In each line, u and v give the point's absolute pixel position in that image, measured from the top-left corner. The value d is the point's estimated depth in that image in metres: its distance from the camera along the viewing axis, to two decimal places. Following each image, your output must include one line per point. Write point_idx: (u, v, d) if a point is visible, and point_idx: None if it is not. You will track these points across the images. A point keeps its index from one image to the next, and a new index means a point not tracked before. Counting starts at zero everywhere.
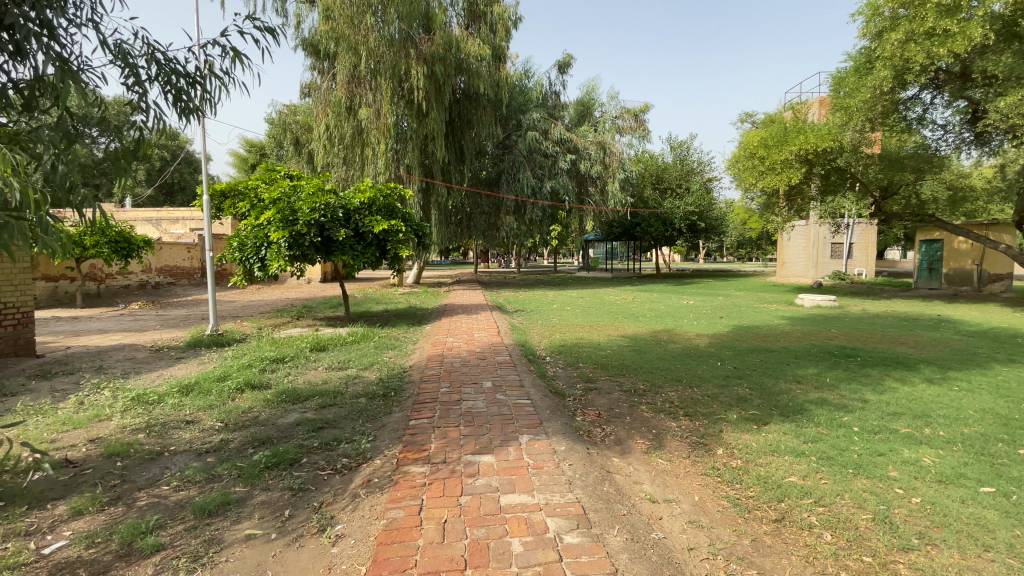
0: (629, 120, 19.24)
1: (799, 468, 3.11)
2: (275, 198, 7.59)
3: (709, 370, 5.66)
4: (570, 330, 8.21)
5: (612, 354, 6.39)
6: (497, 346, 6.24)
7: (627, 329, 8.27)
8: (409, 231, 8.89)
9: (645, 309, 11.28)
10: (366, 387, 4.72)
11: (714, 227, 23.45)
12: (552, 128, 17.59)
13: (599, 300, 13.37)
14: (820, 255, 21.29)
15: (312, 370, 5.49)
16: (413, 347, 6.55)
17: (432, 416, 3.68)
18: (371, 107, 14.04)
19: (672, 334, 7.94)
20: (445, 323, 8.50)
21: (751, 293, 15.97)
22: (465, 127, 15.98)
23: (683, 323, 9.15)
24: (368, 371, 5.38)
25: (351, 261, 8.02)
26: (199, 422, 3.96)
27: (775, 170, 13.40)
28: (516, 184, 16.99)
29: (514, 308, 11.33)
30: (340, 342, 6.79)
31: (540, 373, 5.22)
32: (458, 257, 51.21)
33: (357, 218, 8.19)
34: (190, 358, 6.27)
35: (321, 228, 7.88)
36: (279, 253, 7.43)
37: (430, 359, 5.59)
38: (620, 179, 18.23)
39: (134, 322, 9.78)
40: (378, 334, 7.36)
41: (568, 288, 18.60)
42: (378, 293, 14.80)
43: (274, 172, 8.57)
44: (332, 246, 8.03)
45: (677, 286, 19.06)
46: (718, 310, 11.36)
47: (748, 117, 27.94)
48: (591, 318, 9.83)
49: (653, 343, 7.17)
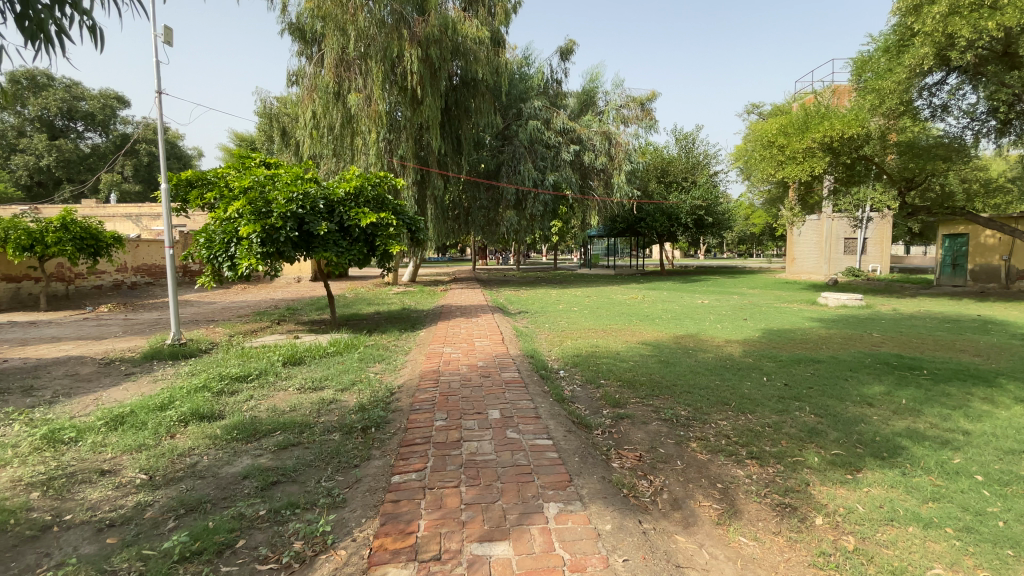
0: (635, 110, 18.14)
1: (940, 551, 2.25)
2: (246, 187, 6.62)
3: (756, 387, 4.76)
4: (582, 336, 7.28)
5: (637, 367, 5.46)
6: (502, 358, 5.29)
7: (645, 335, 7.35)
8: (400, 225, 7.95)
9: (659, 310, 10.36)
10: (343, 418, 3.79)
11: (721, 222, 22.56)
12: (554, 117, 16.60)
13: (607, 300, 12.42)
14: (834, 250, 20.61)
15: (280, 393, 4.54)
16: (404, 359, 5.62)
17: (423, 468, 2.74)
18: (361, 92, 13.05)
19: (698, 340, 7.04)
20: (441, 328, 7.53)
21: (767, 291, 15.05)
22: (462, 116, 15.03)
23: (706, 326, 8.24)
24: (347, 394, 4.44)
25: (335, 259, 7.08)
26: (117, 475, 3.01)
27: (796, 160, 12.48)
28: (517, 176, 16.04)
29: (517, 310, 10.41)
30: (319, 355, 5.83)
31: (555, 394, 4.29)
32: (455, 255, 50.36)
33: (342, 210, 7.29)
34: (141, 375, 5.31)
35: (300, 221, 6.94)
36: (251, 250, 6.45)
37: (422, 377, 4.63)
38: (626, 171, 17.21)
39: (95, 327, 8.78)
40: (363, 344, 6.41)
41: (572, 287, 17.65)
42: (371, 293, 13.83)
43: (247, 160, 7.59)
44: (313, 241, 7.09)
45: (686, 283, 18.16)
46: (738, 310, 10.49)
47: (753, 109, 27.02)
48: (602, 320, 8.91)
49: (680, 352, 6.26)
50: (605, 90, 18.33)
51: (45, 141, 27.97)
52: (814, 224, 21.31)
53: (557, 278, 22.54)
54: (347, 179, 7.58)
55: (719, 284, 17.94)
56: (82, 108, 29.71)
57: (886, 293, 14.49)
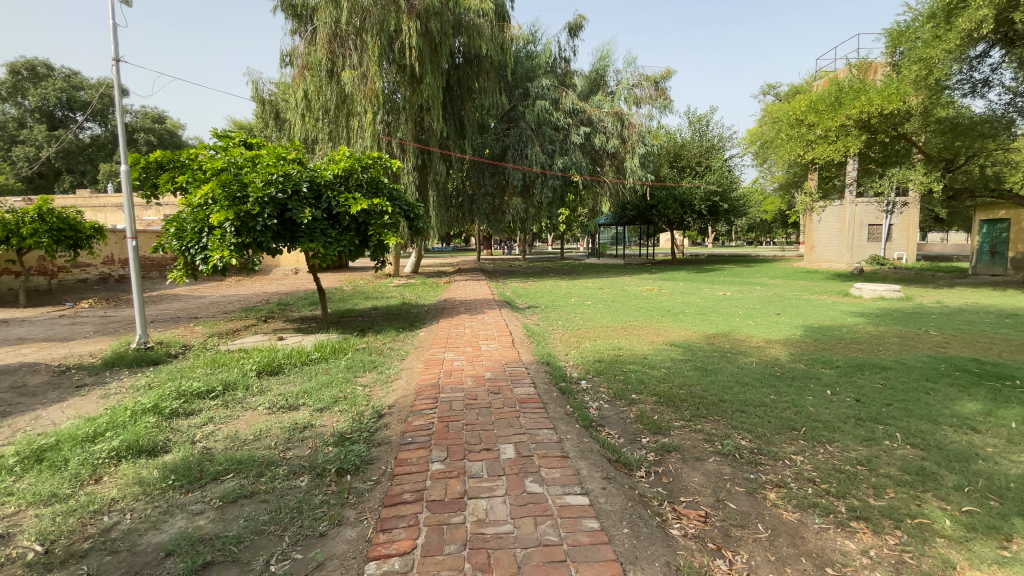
0: (649, 88, 17.00)
1: None
2: (219, 168, 5.80)
3: (822, 405, 3.95)
4: (602, 336, 6.45)
5: (672, 376, 4.63)
6: (514, 368, 4.43)
7: (673, 334, 6.52)
8: (397, 212, 7.12)
9: (681, 304, 9.50)
10: (317, 453, 2.98)
11: (736, 208, 21.57)
12: (563, 97, 15.63)
13: (622, 292, 11.57)
14: (858, 237, 19.60)
15: (245, 414, 3.74)
16: (399, 368, 4.83)
17: (412, 550, 1.93)
18: (356, 70, 12.14)
19: (734, 341, 6.20)
20: (441, 327, 6.68)
21: (791, 282, 14.11)
22: (466, 96, 14.13)
23: (739, 323, 7.39)
24: (325, 417, 3.64)
25: (324, 251, 6.28)
26: (5, 547, 2.23)
27: (829, 139, 11.53)
28: (524, 160, 15.08)
29: (526, 304, 9.61)
30: (301, 362, 5.03)
31: (581, 417, 3.45)
32: (460, 245, 49.60)
33: (330, 195, 6.47)
34: (93, 388, 4.53)
35: (282, 207, 6.13)
36: (225, 241, 5.64)
37: (418, 394, 3.79)
38: (639, 155, 16.22)
39: (66, 325, 8.01)
40: (354, 347, 5.61)
41: (582, 277, 16.77)
42: (370, 286, 13.03)
43: (226, 139, 6.75)
44: (298, 230, 6.28)
45: (701, 273, 17.24)
46: (767, 303, 9.64)
47: (768, 90, 25.87)
48: (620, 316, 8.07)
49: (717, 356, 5.43)
50: (616, 69, 17.28)
51: (41, 130, 27.32)
52: (836, 210, 20.30)
53: (565, 268, 21.63)
54: (336, 161, 6.74)
55: (737, 274, 17.02)
56: (79, 98, 28.93)
57: (919, 283, 13.53)
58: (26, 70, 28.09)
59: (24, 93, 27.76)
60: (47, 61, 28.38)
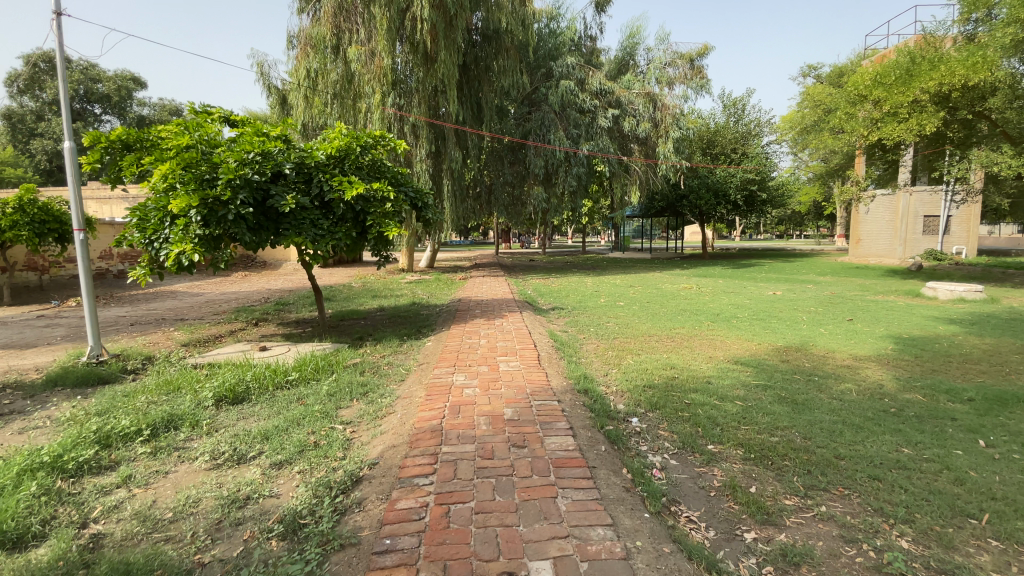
0: (684, 67, 15.59)
1: None
2: (185, 145, 4.80)
3: (982, 468, 2.84)
4: (646, 349, 5.31)
5: (752, 414, 3.49)
6: (543, 401, 3.31)
7: (734, 348, 5.34)
8: (402, 199, 6.07)
9: (728, 306, 8.27)
10: (245, 563, 1.93)
11: (774, 199, 20.03)
12: (589, 77, 14.40)
13: (657, 291, 10.37)
14: (911, 230, 17.94)
15: (177, 472, 2.72)
16: (394, 395, 3.77)
17: None
18: (364, 46, 11.16)
19: (811, 358, 5.01)
20: (451, 335, 5.59)
21: (843, 279, 12.70)
22: (483, 76, 13.02)
23: (809, 332, 6.17)
24: (282, 479, 2.59)
25: (313, 245, 5.26)
26: None
27: (898, 117, 10.08)
28: (546, 147, 13.86)
29: (550, 305, 8.52)
30: (275, 385, 4.02)
31: (648, 495, 2.34)
32: (479, 239, 48.65)
33: (321, 178, 5.47)
34: (11, 418, 3.59)
35: (262, 192, 5.14)
36: (190, 232, 4.64)
37: (411, 447, 2.71)
38: (673, 139, 14.85)
39: (38, 328, 7.19)
40: (344, 362, 4.58)
41: (607, 273, 15.55)
42: (380, 282, 12.07)
43: (203, 113, 5.74)
44: (282, 220, 5.28)
45: (739, 269, 15.87)
46: (830, 306, 8.36)
47: (808, 71, 24.12)
48: (661, 321, 6.92)
49: (801, 381, 4.27)
50: (647, 46, 15.93)
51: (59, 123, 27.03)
52: (886, 200, 18.65)
53: (588, 263, 20.37)
54: (330, 139, 5.75)
55: (778, 270, 15.64)
56: (97, 90, 28.38)
57: (993, 281, 11.99)
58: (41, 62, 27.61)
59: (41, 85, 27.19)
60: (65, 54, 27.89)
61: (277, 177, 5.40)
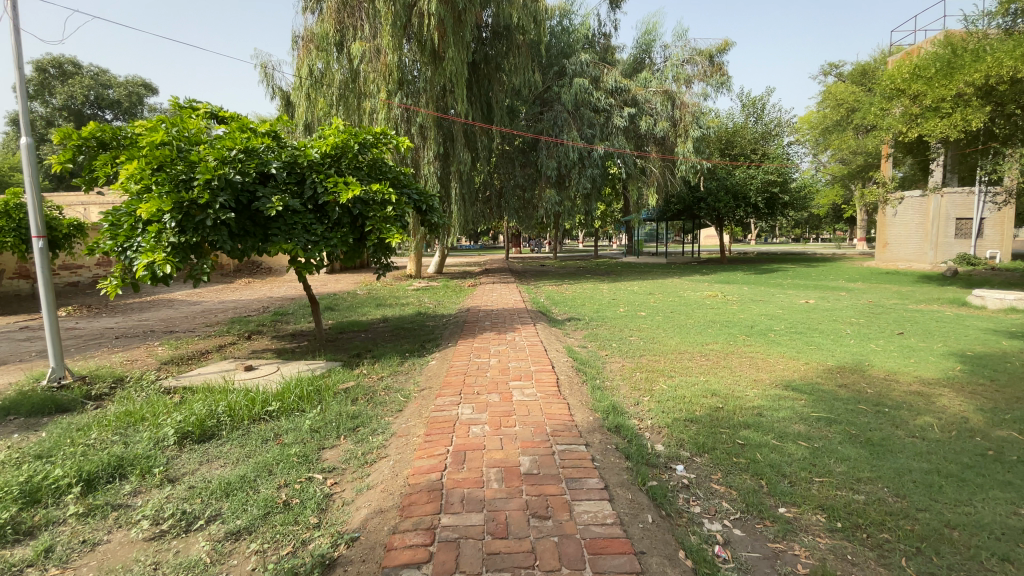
0: (703, 63, 14.92)
1: None
2: (159, 142, 4.30)
3: None
4: (678, 370, 4.67)
5: (824, 461, 2.86)
6: (568, 446, 2.70)
7: (780, 370, 4.67)
8: (404, 201, 5.51)
9: (760, 317, 7.59)
10: None
11: (796, 201, 19.25)
12: (604, 75, 13.83)
13: (679, 300, 9.70)
14: (943, 233, 17.05)
15: (107, 549, 2.16)
16: (388, 432, 3.18)
17: None
18: (368, 43, 10.70)
19: (872, 382, 4.33)
20: (457, 352, 4.96)
21: (876, 286, 11.92)
22: (493, 74, 12.50)
23: (859, 350, 5.49)
24: (236, 561, 2.01)
25: (304, 253, 4.71)
26: None
27: (941, 112, 9.32)
28: (559, 147, 13.24)
29: (566, 315, 7.90)
30: (251, 417, 3.45)
31: None
32: (489, 244, 48.12)
33: (314, 179, 4.92)
34: None
35: (248, 194, 4.61)
36: (164, 240, 4.11)
37: (403, 513, 2.12)
38: (693, 138, 14.18)
39: (19, 342, 6.73)
40: (336, 387, 4.01)
41: (622, 279, 14.90)
42: (385, 290, 11.53)
43: (187, 109, 5.24)
44: (271, 225, 4.75)
45: (762, 275, 15.13)
46: (873, 317, 7.62)
47: (830, 69, 23.40)
48: (689, 335, 6.27)
49: (870, 414, 3.61)
50: (664, 43, 15.31)
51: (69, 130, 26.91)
52: (915, 201, 17.79)
53: (602, 268, 19.70)
54: (324, 136, 5.21)
55: (803, 276, 14.85)
56: (108, 96, 28.34)
57: None
58: (55, 69, 27.69)
59: (54, 91, 27.21)
60: (77, 60, 27.94)
61: (265, 177, 4.87)
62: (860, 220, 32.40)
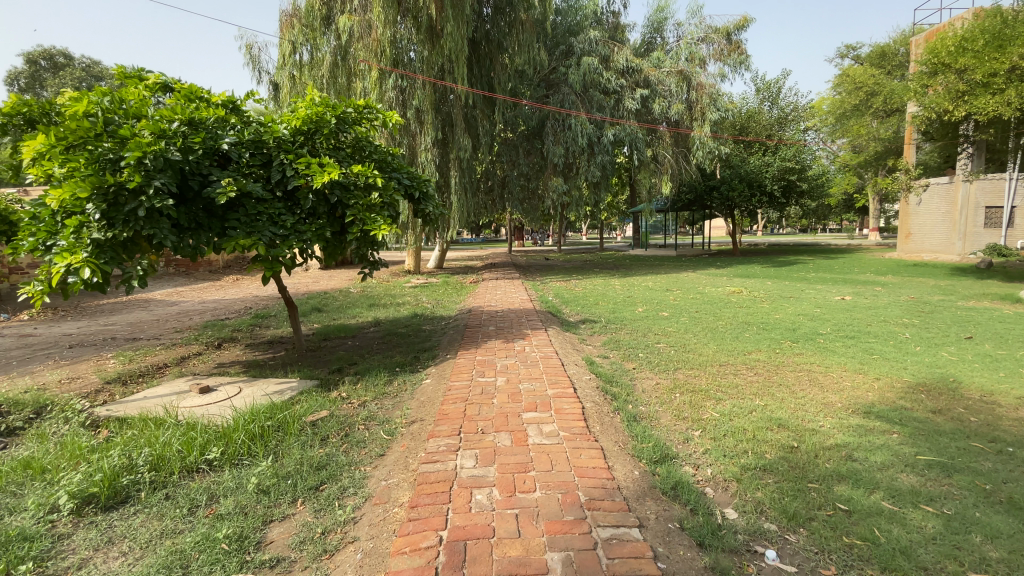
0: (721, 41, 13.96)
1: None
2: (82, 112, 3.45)
3: None
4: (726, 391, 3.83)
5: (971, 544, 2.06)
6: (615, 531, 1.86)
7: (851, 391, 3.85)
8: (394, 186, 4.64)
9: (799, 318, 6.73)
10: None
11: (813, 189, 18.31)
12: (614, 54, 12.93)
13: (702, 297, 8.85)
14: (972, 221, 15.99)
15: None
16: (360, 494, 2.34)
17: None
18: (358, 17, 9.82)
19: (972, 409, 3.53)
20: (457, 368, 4.08)
21: (910, 280, 11.07)
22: (495, 54, 11.59)
23: (933, 361, 4.67)
24: None
25: (270, 249, 3.86)
26: None
27: (993, 89, 8.30)
28: (566, 132, 12.34)
29: (579, 316, 7.08)
30: (183, 470, 2.61)
31: None
32: (490, 238, 47.19)
33: (282, 159, 4.08)
34: None
35: (199, 177, 3.76)
36: (85, 235, 3.24)
37: None
38: (710, 121, 13.31)
39: None
40: (304, 419, 3.17)
41: (634, 273, 14.03)
42: (381, 287, 10.69)
43: (132, 78, 4.38)
44: (228, 216, 3.91)
45: (781, 268, 14.26)
46: (926, 317, 6.78)
47: (848, 51, 22.46)
48: (725, 341, 5.41)
49: (993, 460, 2.81)
50: (677, 21, 14.33)
51: None
52: (942, 189, 16.83)
53: (609, 261, 18.79)
54: (295, 109, 4.35)
55: (826, 269, 13.97)
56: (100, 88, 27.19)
57: None
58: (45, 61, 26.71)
59: (44, 84, 26.06)
60: (67, 51, 26.99)
61: (222, 159, 4.02)
62: (873, 209, 31.41)
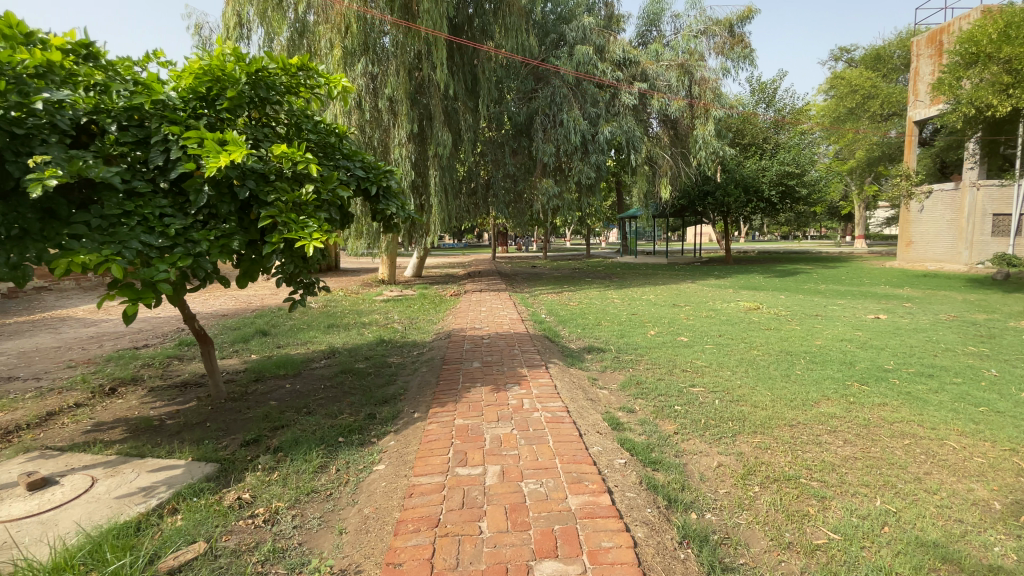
0: (724, 33, 12.98)
1: None
2: None
3: None
4: (820, 479, 2.61)
5: None
6: None
7: (997, 478, 2.65)
8: (339, 176, 3.31)
9: (846, 345, 5.58)
10: None
11: (811, 195, 17.48)
12: (609, 44, 11.86)
13: (717, 315, 7.67)
14: (978, 230, 15.08)
15: None
16: None
17: None
18: None
19: None
20: (425, 448, 2.70)
21: (932, 293, 10.12)
22: (479, 40, 10.38)
23: None
24: None
25: (137, 270, 2.53)
26: None
27: None
28: (557, 129, 11.10)
29: (581, 343, 5.81)
30: None
31: None
32: (471, 244, 45.92)
33: (163, 134, 2.76)
34: None
35: (21, 158, 2.44)
36: None
37: None
38: (714, 119, 12.34)
39: None
40: (153, 568, 1.85)
41: (629, 283, 12.87)
42: (346, 301, 9.30)
43: None
44: (74, 218, 2.58)
45: (784, 279, 13.28)
46: (993, 344, 5.68)
47: (841, 54, 21.89)
48: (777, 384, 4.18)
49: None
50: (675, 13, 13.31)
51: None
52: (945, 196, 16.15)
53: (600, 270, 17.61)
54: (190, 63, 3.03)
55: (834, 279, 13.04)
56: None
57: None
58: None
59: None
60: None
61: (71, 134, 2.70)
62: (860, 216, 31.03)
